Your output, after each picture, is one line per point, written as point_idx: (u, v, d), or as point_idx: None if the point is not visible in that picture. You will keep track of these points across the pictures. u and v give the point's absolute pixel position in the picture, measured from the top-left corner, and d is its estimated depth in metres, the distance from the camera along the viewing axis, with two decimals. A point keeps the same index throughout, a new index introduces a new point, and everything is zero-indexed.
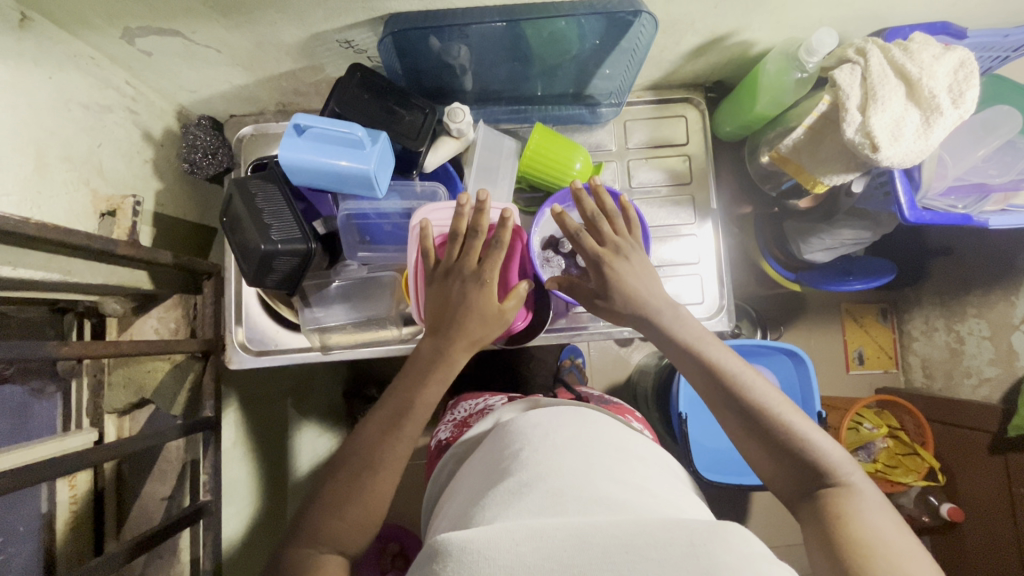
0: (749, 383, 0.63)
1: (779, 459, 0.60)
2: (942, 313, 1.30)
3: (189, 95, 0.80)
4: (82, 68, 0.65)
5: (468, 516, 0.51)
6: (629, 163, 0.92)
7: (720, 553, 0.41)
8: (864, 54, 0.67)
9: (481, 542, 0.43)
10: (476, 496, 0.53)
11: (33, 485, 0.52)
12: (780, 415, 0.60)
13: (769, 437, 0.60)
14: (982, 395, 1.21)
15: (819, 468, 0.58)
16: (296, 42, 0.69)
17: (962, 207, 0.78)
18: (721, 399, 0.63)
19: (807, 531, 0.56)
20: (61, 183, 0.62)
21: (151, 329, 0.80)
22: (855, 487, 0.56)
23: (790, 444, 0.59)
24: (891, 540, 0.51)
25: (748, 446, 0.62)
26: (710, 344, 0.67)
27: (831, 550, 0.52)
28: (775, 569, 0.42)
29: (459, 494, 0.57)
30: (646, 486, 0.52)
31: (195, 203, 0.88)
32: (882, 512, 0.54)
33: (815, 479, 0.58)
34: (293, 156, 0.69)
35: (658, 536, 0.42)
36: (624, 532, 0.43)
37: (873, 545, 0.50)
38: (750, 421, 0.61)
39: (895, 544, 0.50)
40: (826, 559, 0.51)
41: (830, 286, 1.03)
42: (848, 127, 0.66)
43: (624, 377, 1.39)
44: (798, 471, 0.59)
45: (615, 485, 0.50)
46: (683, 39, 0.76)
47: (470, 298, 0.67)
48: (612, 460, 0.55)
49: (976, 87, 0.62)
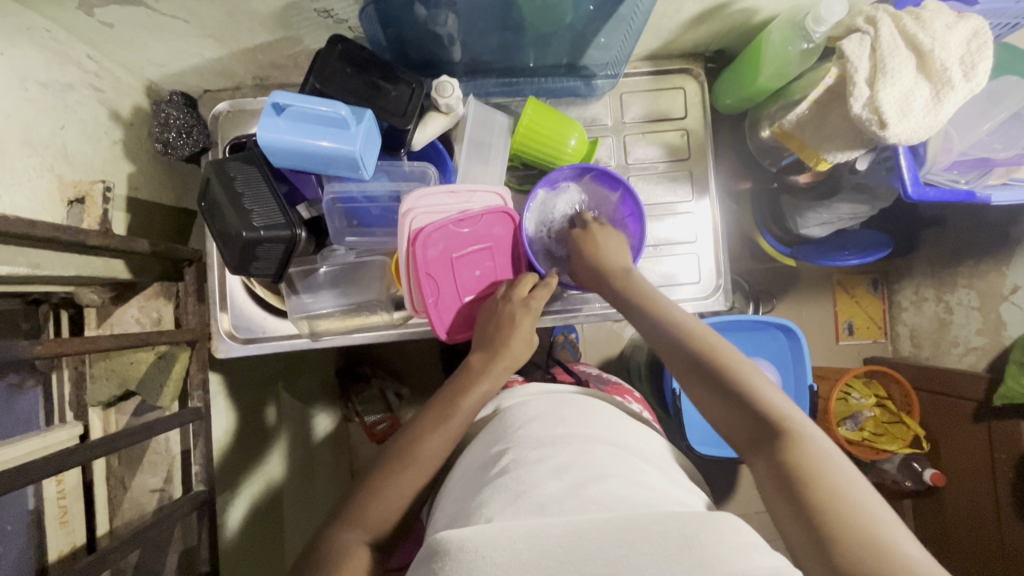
0: (705, 339, 0.63)
1: (733, 407, 0.58)
2: (932, 283, 1.30)
3: (158, 69, 0.74)
4: (37, 42, 0.60)
5: (464, 514, 0.50)
6: (625, 139, 0.89)
7: (710, 543, 0.41)
8: (874, 23, 0.64)
9: (479, 542, 0.43)
10: (474, 490, 0.52)
11: (15, 490, 0.50)
12: (733, 368, 0.60)
13: (732, 398, 0.59)
14: (968, 364, 1.22)
15: (772, 418, 0.56)
16: (271, 12, 0.64)
17: (964, 182, 0.78)
18: (682, 361, 0.63)
19: (767, 491, 0.53)
20: (22, 170, 0.58)
21: (132, 319, 0.76)
22: (808, 429, 0.54)
23: (742, 393, 0.58)
24: (847, 491, 0.48)
25: (701, 397, 0.61)
26: (667, 303, 0.69)
27: (794, 506, 0.49)
28: (768, 556, 0.42)
29: (457, 486, 0.57)
30: (644, 479, 0.52)
31: (171, 185, 0.84)
32: (837, 462, 0.51)
33: (767, 429, 0.55)
34: (272, 136, 0.65)
35: (653, 530, 0.42)
36: (618, 526, 0.42)
37: (831, 498, 0.48)
38: (704, 372, 0.61)
39: (851, 491, 0.48)
40: (796, 518, 0.48)
41: (825, 260, 1.02)
42: (855, 103, 0.63)
43: (617, 351, 1.39)
44: (751, 421, 0.57)
45: (611, 479, 0.50)
46: (684, 6, 0.72)
47: (497, 308, 0.71)
48: (613, 454, 0.54)
49: (990, 58, 0.59)
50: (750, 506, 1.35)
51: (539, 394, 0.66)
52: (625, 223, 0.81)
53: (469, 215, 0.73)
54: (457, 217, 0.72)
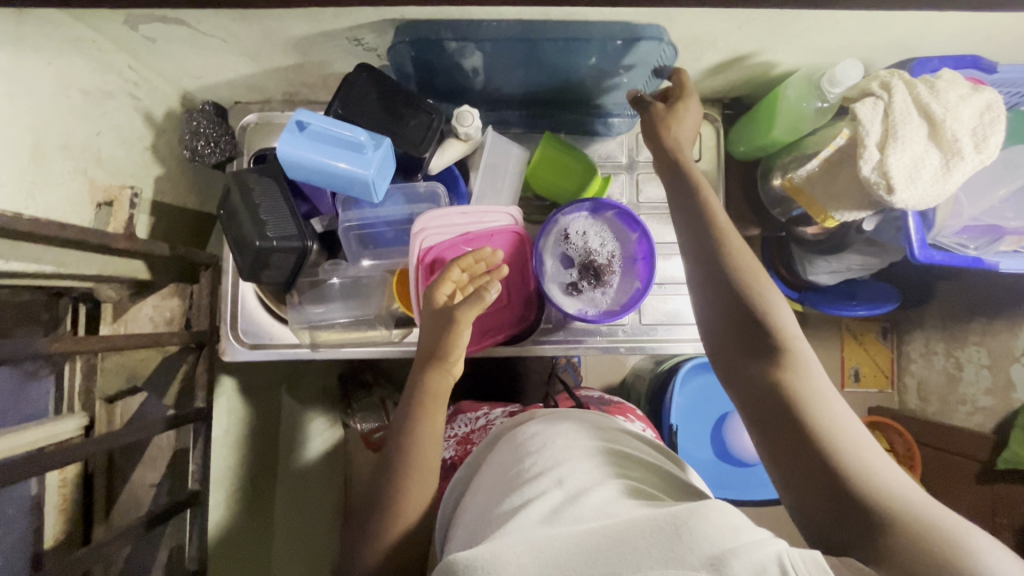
0: (744, 261, 0.60)
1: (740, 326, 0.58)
2: (943, 337, 1.29)
3: (194, 81, 0.78)
4: (83, 53, 0.63)
5: (477, 535, 0.51)
6: (638, 177, 0.90)
7: (702, 527, 0.42)
8: (888, 88, 0.65)
9: (487, 555, 0.44)
10: (486, 507, 0.53)
11: (21, 480, 0.52)
12: (762, 292, 0.58)
13: (749, 325, 0.57)
14: (975, 423, 1.20)
15: (779, 342, 0.56)
16: (304, 37, 0.67)
17: (973, 247, 0.77)
18: (712, 276, 0.60)
19: (757, 415, 0.55)
20: (57, 172, 0.61)
21: (147, 317, 0.79)
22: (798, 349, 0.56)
23: (761, 317, 0.57)
24: (840, 421, 0.52)
25: (714, 313, 0.60)
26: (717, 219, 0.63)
27: (793, 434, 0.52)
28: (761, 534, 0.43)
29: (468, 509, 0.57)
30: (647, 490, 0.52)
31: (195, 190, 0.87)
32: (832, 395, 0.54)
33: (771, 357, 0.55)
34: (292, 152, 0.68)
35: (647, 525, 0.43)
36: (617, 529, 0.44)
37: (832, 431, 0.51)
38: (728, 294, 0.59)
39: (843, 422, 0.52)
40: (793, 451, 0.51)
41: (835, 309, 1.02)
42: (864, 165, 0.63)
43: (619, 379, 1.39)
44: (759, 343, 0.56)
45: (609, 488, 0.50)
46: (704, 56, 0.74)
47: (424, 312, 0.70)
48: (619, 466, 0.55)
49: (1001, 132, 0.60)
50: None
51: (544, 416, 0.65)
52: (636, 263, 0.80)
53: (477, 238, 0.77)
54: (465, 238, 0.76)
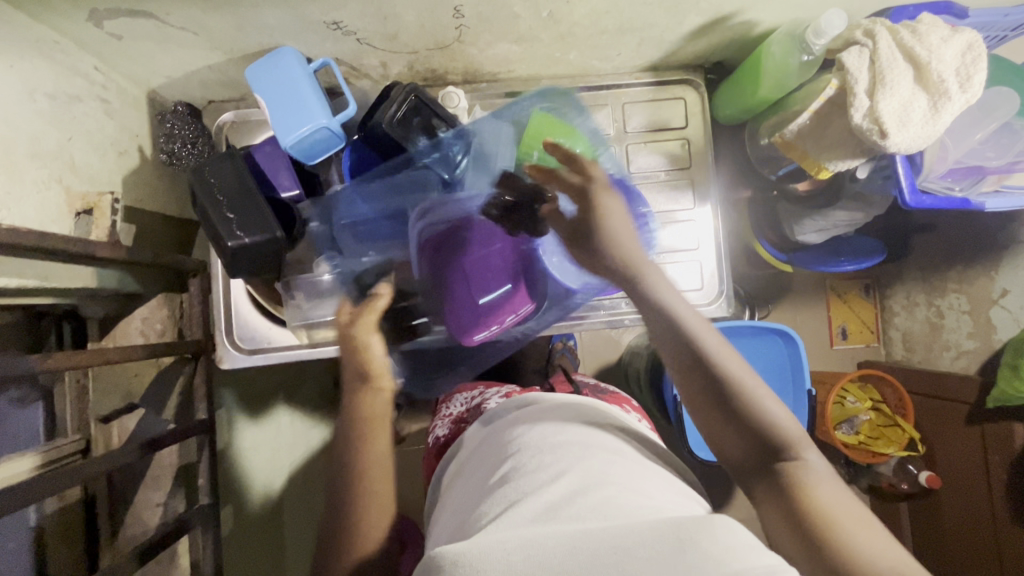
0: (719, 349, 0.59)
1: (737, 430, 0.56)
2: (923, 288, 1.32)
3: (164, 80, 0.74)
4: (47, 55, 0.60)
5: (464, 528, 0.49)
6: (628, 148, 0.89)
7: (707, 545, 0.40)
8: (872, 36, 0.66)
9: (472, 555, 0.41)
10: (475, 502, 0.52)
11: (21, 508, 0.49)
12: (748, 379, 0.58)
13: (737, 420, 0.56)
14: (960, 367, 1.24)
15: (778, 441, 0.55)
16: (281, 23, 0.65)
17: (959, 188, 0.80)
18: (687, 374, 0.59)
19: (763, 509, 0.53)
20: (32, 182, 0.57)
21: (137, 331, 0.77)
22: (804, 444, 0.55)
23: (753, 415, 0.56)
24: (836, 503, 0.50)
25: (705, 417, 0.58)
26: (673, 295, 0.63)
27: (796, 523, 0.50)
28: (768, 558, 0.40)
29: (454, 501, 0.56)
30: (645, 486, 0.50)
31: (174, 196, 0.83)
32: (830, 477, 0.53)
33: (771, 454, 0.55)
34: (288, 63, 0.69)
35: (648, 534, 0.41)
36: (615, 533, 0.41)
37: (832, 512, 0.49)
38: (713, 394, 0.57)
39: (845, 506, 0.50)
40: (794, 538, 0.49)
41: (821, 266, 1.01)
42: (856, 113, 0.64)
43: (615, 357, 1.40)
44: (757, 441, 0.55)
45: (610, 485, 0.48)
46: (686, 19, 0.74)
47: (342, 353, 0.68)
48: (611, 460, 0.52)
49: (984, 70, 0.62)
50: (747, 512, 1.36)
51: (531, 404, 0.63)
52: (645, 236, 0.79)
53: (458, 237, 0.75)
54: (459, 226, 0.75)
